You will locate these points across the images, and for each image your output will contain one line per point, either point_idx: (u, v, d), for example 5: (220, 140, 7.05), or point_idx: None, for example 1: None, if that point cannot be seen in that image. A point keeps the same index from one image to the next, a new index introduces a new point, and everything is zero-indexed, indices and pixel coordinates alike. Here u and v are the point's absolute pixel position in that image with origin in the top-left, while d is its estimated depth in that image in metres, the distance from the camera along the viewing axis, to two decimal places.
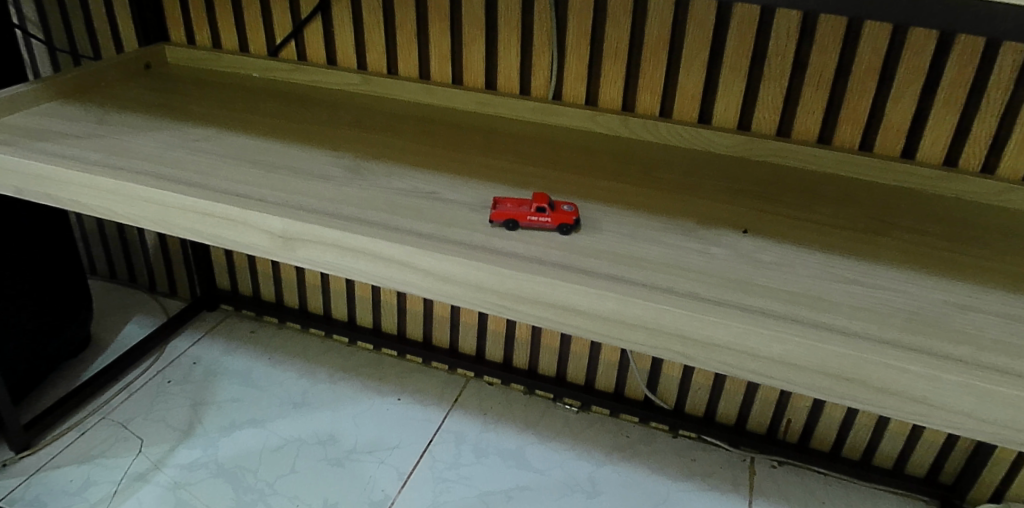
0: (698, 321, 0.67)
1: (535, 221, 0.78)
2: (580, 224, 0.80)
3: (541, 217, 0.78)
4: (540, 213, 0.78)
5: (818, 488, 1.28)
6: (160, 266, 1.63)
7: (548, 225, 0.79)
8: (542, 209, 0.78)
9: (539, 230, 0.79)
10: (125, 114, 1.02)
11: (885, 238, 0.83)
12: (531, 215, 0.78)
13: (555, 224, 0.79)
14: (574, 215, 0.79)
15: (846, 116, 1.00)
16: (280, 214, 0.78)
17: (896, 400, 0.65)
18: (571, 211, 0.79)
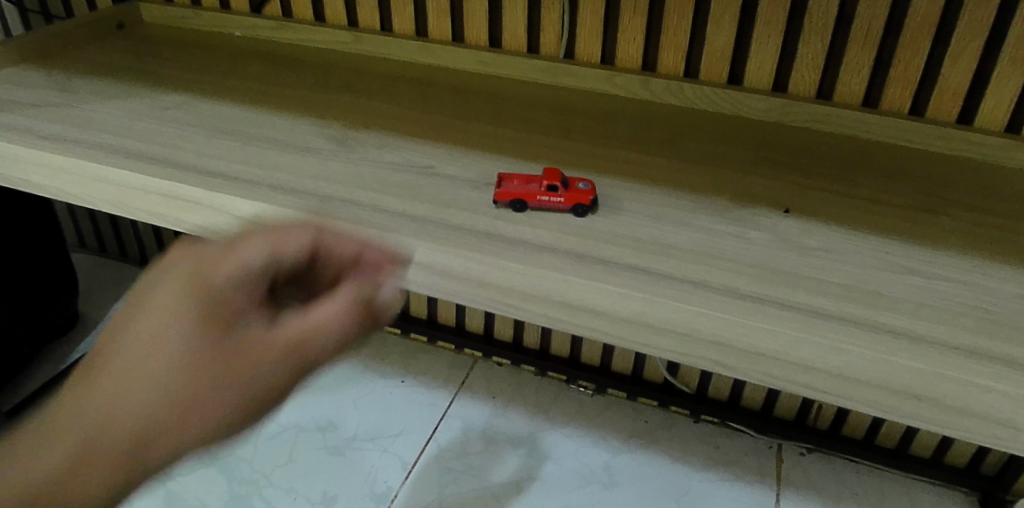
0: (740, 328, 0.58)
1: (546, 201, 0.68)
2: (597, 203, 0.70)
3: (553, 196, 0.68)
4: (551, 193, 0.68)
5: (851, 479, 1.19)
6: (150, 240, 1.55)
7: (561, 206, 0.68)
8: (553, 187, 0.68)
9: (552, 209, 0.69)
10: (90, 79, 0.92)
11: (947, 218, 0.71)
12: (541, 194, 0.68)
13: (569, 205, 0.68)
14: (592, 194, 0.69)
15: (896, 75, 0.88)
16: (250, 197, 0.68)
17: (976, 422, 0.56)
18: (587, 189, 0.69)
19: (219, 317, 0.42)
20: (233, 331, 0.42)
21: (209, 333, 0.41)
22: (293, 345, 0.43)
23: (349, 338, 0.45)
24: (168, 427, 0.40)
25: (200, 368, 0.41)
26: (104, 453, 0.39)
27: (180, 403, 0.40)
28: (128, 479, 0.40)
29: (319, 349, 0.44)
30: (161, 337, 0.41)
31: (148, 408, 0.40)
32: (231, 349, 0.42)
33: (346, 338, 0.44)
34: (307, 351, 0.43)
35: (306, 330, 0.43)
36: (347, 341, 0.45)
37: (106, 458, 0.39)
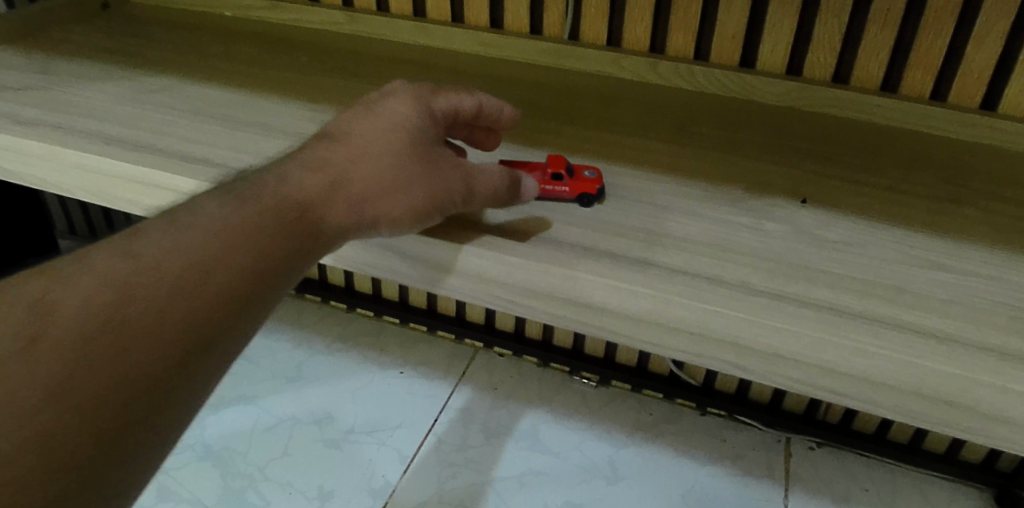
0: (758, 328, 0.55)
1: (550, 191, 0.65)
2: (605, 191, 0.67)
3: (558, 185, 0.65)
4: (556, 182, 0.65)
5: (862, 474, 1.16)
6: None
7: (566, 196, 0.65)
8: (559, 176, 0.65)
9: (557, 198, 0.66)
10: (71, 61, 0.88)
11: (974, 209, 0.68)
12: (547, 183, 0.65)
13: (574, 195, 0.65)
14: (599, 184, 0.65)
15: (917, 60, 0.82)
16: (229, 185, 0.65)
17: (1008, 429, 0.53)
18: (595, 178, 0.66)
19: (424, 137, 0.58)
20: (434, 148, 0.58)
21: (420, 143, 0.57)
22: (470, 174, 0.59)
23: (510, 195, 0.61)
24: (379, 195, 0.55)
25: (409, 159, 0.56)
26: (174, 298, 0.45)
27: (386, 185, 0.55)
28: (329, 229, 0.54)
29: (488, 190, 0.60)
30: (391, 136, 0.56)
31: (376, 165, 0.55)
32: (431, 159, 0.57)
33: (511, 189, 0.61)
34: (480, 182, 0.59)
35: (481, 171, 0.60)
36: (506, 194, 0.61)
37: (304, 223, 0.52)
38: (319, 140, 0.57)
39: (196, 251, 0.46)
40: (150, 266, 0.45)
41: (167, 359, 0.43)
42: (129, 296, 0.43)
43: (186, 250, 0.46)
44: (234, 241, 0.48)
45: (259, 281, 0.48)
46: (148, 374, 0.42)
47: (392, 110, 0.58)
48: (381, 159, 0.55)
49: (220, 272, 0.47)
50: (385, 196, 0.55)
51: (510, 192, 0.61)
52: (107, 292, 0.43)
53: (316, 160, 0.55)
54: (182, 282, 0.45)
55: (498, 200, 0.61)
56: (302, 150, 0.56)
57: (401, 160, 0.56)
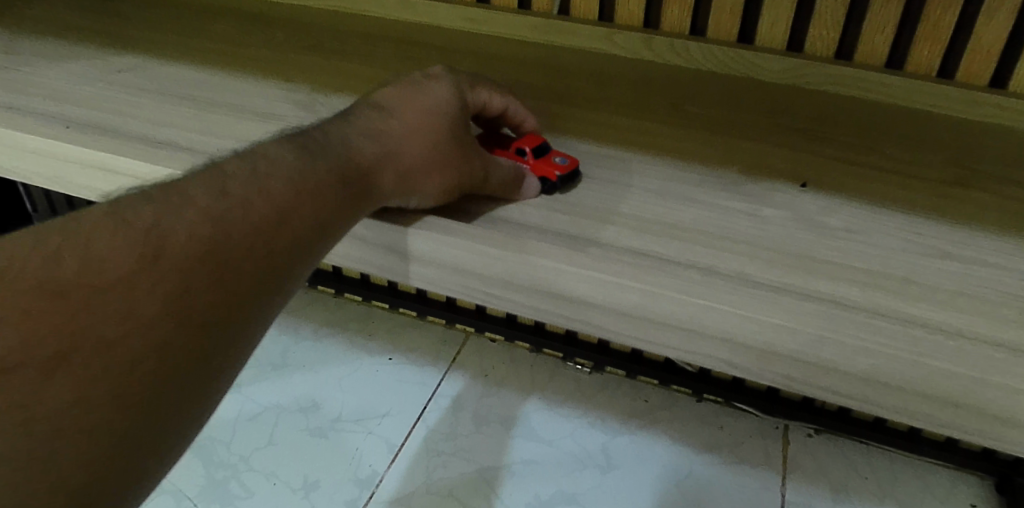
0: (753, 324, 0.51)
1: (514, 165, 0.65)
2: (575, 179, 0.64)
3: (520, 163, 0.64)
4: (519, 158, 0.64)
5: (860, 462, 1.13)
6: None
7: None
8: (522, 152, 0.64)
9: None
10: (35, 40, 0.84)
11: (983, 194, 0.64)
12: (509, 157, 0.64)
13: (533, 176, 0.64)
14: (561, 171, 0.62)
15: (924, 34, 0.77)
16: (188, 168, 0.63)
17: (1020, 432, 0.50)
18: (561, 164, 0.63)
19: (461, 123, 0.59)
20: (469, 136, 0.59)
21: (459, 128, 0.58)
22: (492, 164, 0.60)
23: (522, 195, 0.62)
24: (412, 172, 0.56)
25: (446, 141, 0.57)
26: (247, 255, 0.45)
27: (425, 164, 0.56)
28: (374, 199, 0.55)
29: (505, 185, 0.60)
30: (437, 118, 0.57)
31: (425, 144, 0.56)
32: (464, 146, 0.58)
33: (525, 187, 0.62)
34: (500, 175, 0.60)
35: (504, 164, 0.61)
36: (521, 191, 0.62)
37: (347, 194, 0.52)
38: (366, 108, 0.58)
39: (254, 213, 0.47)
40: (222, 220, 0.45)
41: (230, 308, 0.44)
42: (196, 247, 0.43)
43: (247, 210, 0.47)
44: (295, 202, 0.49)
45: (301, 254, 0.49)
46: (203, 337, 0.42)
47: (436, 91, 0.59)
48: (423, 138, 0.56)
49: (273, 241, 0.47)
50: (417, 174, 0.56)
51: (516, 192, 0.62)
52: (187, 242, 0.43)
53: (362, 130, 0.56)
54: (242, 244, 0.45)
55: (511, 197, 0.62)
56: (349, 115, 0.57)
57: (440, 142, 0.57)
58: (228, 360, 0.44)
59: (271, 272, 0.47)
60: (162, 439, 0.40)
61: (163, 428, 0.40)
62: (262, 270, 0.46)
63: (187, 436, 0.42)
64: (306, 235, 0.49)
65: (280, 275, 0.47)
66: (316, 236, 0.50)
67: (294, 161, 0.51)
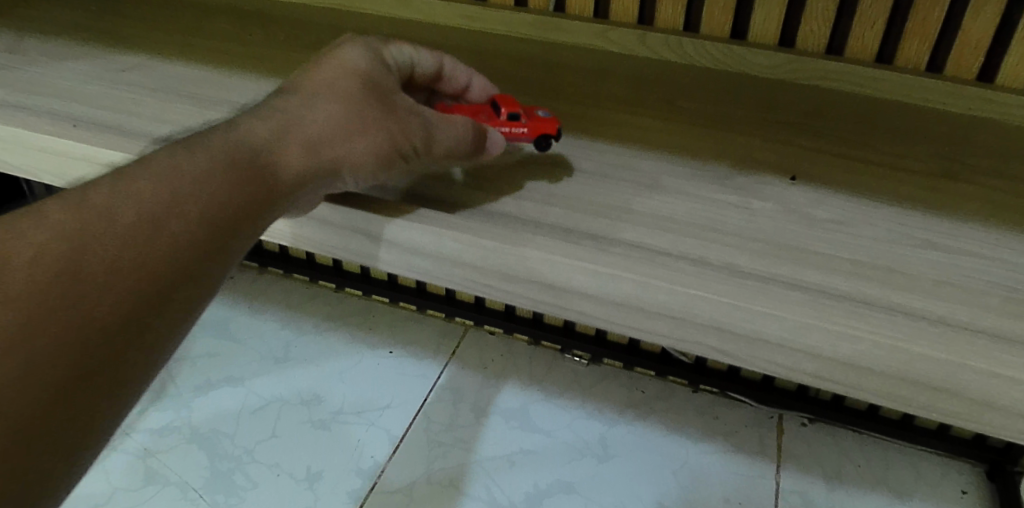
0: (741, 313, 0.53)
1: (512, 133, 0.65)
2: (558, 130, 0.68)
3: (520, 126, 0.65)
4: (517, 125, 0.65)
5: (854, 450, 1.15)
6: None
7: (525, 137, 0.66)
8: (517, 118, 0.65)
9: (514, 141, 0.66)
10: (40, 40, 0.86)
11: (967, 186, 0.66)
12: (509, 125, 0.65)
13: (533, 136, 0.66)
14: (554, 123, 0.66)
15: (912, 29, 0.79)
16: None
17: (999, 415, 0.51)
18: (548, 117, 0.66)
19: (381, 86, 0.59)
20: (393, 96, 0.58)
21: (376, 91, 0.58)
22: (429, 120, 0.59)
23: (477, 147, 0.61)
24: (323, 144, 0.54)
25: (355, 117, 0.55)
26: (116, 271, 0.42)
27: (351, 130, 0.55)
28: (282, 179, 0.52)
29: (451, 140, 0.59)
30: (351, 83, 0.57)
31: (332, 115, 0.55)
32: (389, 107, 0.57)
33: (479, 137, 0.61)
34: (445, 129, 0.59)
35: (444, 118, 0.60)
36: (474, 142, 0.61)
37: (244, 175, 0.50)
38: (277, 94, 0.57)
39: (120, 224, 0.44)
40: (78, 238, 0.42)
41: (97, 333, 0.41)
42: (50, 269, 0.41)
43: (111, 222, 0.43)
44: (174, 205, 0.46)
45: (187, 259, 0.45)
46: (66, 367, 0.40)
47: (347, 60, 0.59)
48: (342, 104, 0.56)
49: (149, 249, 0.44)
50: (348, 141, 0.55)
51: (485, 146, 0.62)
52: (34, 268, 0.40)
53: (267, 112, 0.54)
54: (105, 260, 0.42)
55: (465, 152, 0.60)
56: (259, 104, 0.56)
57: (361, 106, 0.56)
58: (136, 360, 0.43)
59: (177, 267, 0.45)
60: (65, 450, 0.40)
61: (35, 471, 0.38)
62: (162, 266, 0.44)
63: (77, 467, 0.41)
64: (217, 226, 0.47)
65: (168, 280, 0.44)
66: (206, 237, 0.46)
67: (194, 153, 0.49)
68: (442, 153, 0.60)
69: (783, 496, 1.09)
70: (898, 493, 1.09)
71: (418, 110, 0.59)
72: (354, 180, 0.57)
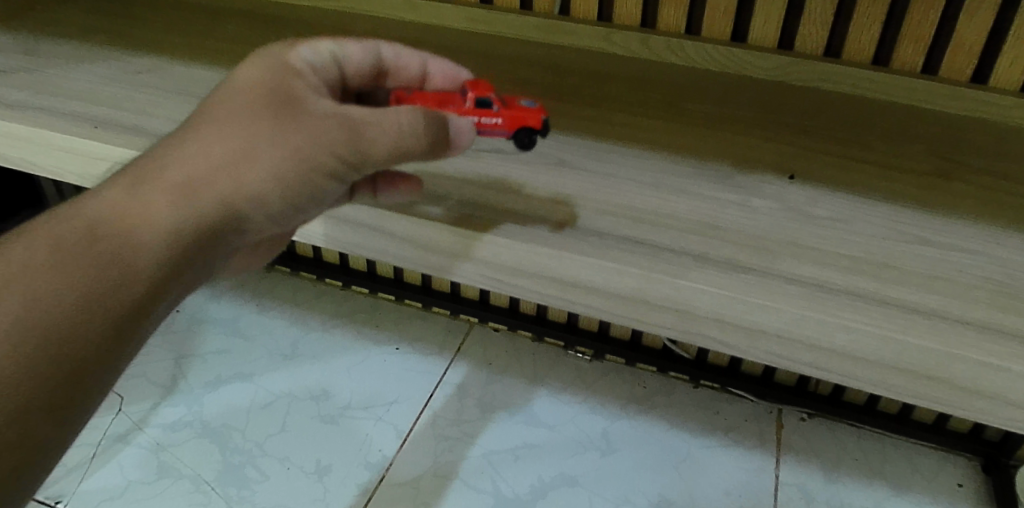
0: (742, 306, 0.56)
1: (490, 126, 0.62)
2: (545, 126, 0.65)
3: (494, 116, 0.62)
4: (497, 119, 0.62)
5: (852, 443, 1.17)
6: None
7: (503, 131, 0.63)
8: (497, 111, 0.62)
9: (491, 135, 0.64)
10: (57, 43, 0.88)
11: (960, 184, 0.68)
12: (482, 114, 0.62)
13: (511, 129, 0.63)
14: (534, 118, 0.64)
15: (908, 32, 0.81)
16: None
17: (985, 402, 0.55)
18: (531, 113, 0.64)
19: (283, 98, 0.54)
20: (299, 105, 0.54)
21: (277, 106, 0.54)
22: (350, 121, 0.54)
23: (428, 136, 0.55)
24: (203, 185, 0.52)
25: (240, 150, 0.52)
26: None
27: (246, 160, 0.52)
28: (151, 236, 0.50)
29: (380, 138, 0.54)
30: (247, 105, 0.54)
31: (213, 152, 0.52)
32: (291, 120, 0.53)
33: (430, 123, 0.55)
34: (371, 126, 0.54)
35: (369, 113, 0.54)
36: (419, 132, 0.54)
37: (95, 250, 0.48)
38: (179, 131, 0.55)
39: None
40: None
41: None
42: None
43: None
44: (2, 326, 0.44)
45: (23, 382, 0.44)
46: None
47: (245, 78, 0.56)
48: (231, 133, 0.53)
49: None
50: (239, 171, 0.52)
51: (451, 138, 0.57)
52: None
53: (153, 161, 0.53)
54: None
55: (412, 145, 0.54)
56: (158, 146, 0.54)
57: (256, 129, 0.53)
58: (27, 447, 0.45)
59: (39, 336, 0.45)
60: None
61: None
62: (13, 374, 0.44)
63: None
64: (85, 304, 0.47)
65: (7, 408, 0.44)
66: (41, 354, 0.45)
67: (56, 234, 0.48)
68: (387, 154, 0.54)
69: (782, 488, 1.11)
70: (895, 486, 1.12)
71: (337, 112, 0.54)
72: (264, 209, 0.54)
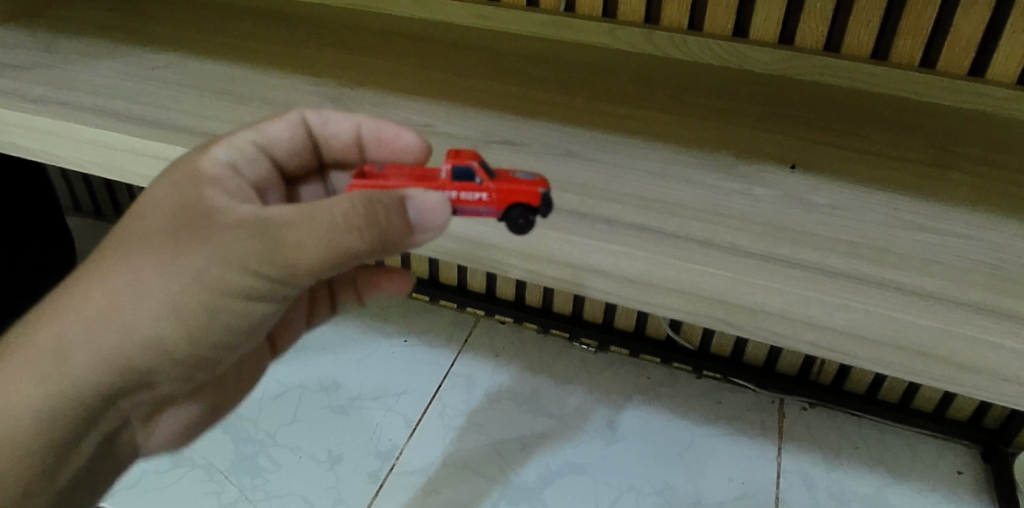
0: (746, 287, 0.58)
1: (474, 205, 0.55)
2: (546, 201, 0.57)
3: (478, 190, 0.55)
4: (480, 196, 0.55)
5: (852, 432, 1.20)
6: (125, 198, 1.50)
7: (492, 209, 0.56)
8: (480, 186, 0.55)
9: (478, 213, 0.56)
10: (74, 40, 0.90)
11: (956, 173, 0.70)
12: (463, 188, 0.55)
13: (502, 208, 0.56)
14: (527, 192, 0.56)
15: (906, 27, 0.83)
16: None
17: (979, 378, 0.57)
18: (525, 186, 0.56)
19: (193, 213, 0.53)
20: (208, 217, 0.53)
21: (180, 224, 0.53)
22: (270, 230, 0.51)
23: (369, 230, 0.50)
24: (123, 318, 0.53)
25: (155, 280, 0.53)
26: None
27: (156, 289, 0.53)
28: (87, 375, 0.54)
29: (304, 244, 0.50)
30: (151, 229, 0.54)
31: (129, 284, 0.53)
32: (202, 239, 0.52)
33: (371, 217, 0.50)
34: (289, 233, 0.50)
35: (288, 218, 0.51)
36: (356, 227, 0.50)
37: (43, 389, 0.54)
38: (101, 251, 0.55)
39: None
40: None
41: None
42: None
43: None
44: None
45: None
46: None
47: (155, 189, 0.55)
48: (142, 264, 0.53)
49: None
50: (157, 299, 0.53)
51: (417, 221, 0.52)
52: None
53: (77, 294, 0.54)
54: None
55: (347, 244, 0.50)
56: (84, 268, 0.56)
57: (157, 258, 0.53)
58: None
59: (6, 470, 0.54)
60: None
61: None
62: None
63: None
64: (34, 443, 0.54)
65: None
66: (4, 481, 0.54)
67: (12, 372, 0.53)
68: (316, 259, 0.51)
69: (784, 475, 1.13)
70: (896, 474, 1.13)
71: (249, 220, 0.52)
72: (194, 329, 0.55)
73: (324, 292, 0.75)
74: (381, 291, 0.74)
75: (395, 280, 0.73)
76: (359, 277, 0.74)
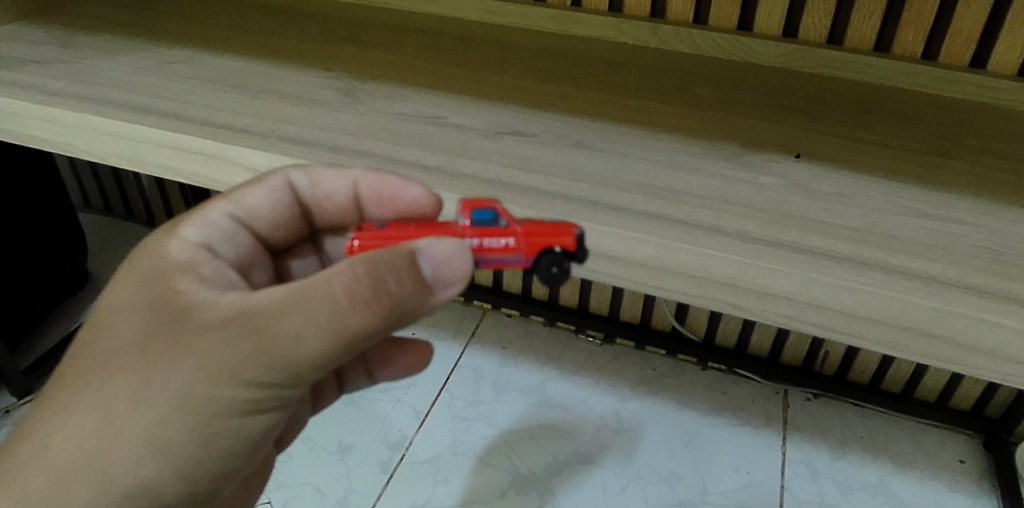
0: (753, 270, 0.60)
1: (499, 252, 0.53)
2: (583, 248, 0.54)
3: (503, 236, 0.53)
4: (505, 242, 0.53)
5: (856, 422, 1.21)
6: (136, 192, 1.52)
7: (520, 257, 0.53)
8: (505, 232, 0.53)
9: (505, 261, 0.53)
10: (90, 35, 0.92)
11: (958, 161, 0.71)
12: (486, 234, 0.53)
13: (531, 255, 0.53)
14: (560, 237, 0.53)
15: (908, 20, 0.85)
16: (260, 147, 0.72)
17: (981, 357, 0.59)
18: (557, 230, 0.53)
19: (171, 316, 0.53)
20: (186, 315, 0.53)
21: (157, 330, 0.53)
22: (260, 325, 0.51)
23: (375, 302, 0.50)
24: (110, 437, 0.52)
25: (138, 392, 0.52)
26: None
27: (140, 401, 0.52)
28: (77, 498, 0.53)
29: (301, 333, 0.50)
30: (128, 348, 0.53)
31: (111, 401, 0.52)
32: (182, 342, 0.52)
33: (376, 285, 0.50)
34: (279, 322, 0.50)
35: (277, 306, 0.50)
36: (359, 300, 0.49)
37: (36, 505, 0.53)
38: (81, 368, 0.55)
39: None
40: None
41: None
42: None
43: None
44: None
45: None
46: None
47: (128, 292, 0.56)
48: (123, 378, 0.52)
49: None
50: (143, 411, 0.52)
51: (433, 276, 0.51)
52: None
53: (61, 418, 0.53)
54: None
55: (351, 323, 0.50)
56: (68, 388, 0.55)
57: (138, 369, 0.52)
58: None
59: None
60: None
61: None
62: None
63: None
64: None
65: None
66: None
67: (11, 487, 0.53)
68: (320, 345, 0.50)
69: (789, 464, 1.15)
70: (900, 464, 1.15)
71: (233, 315, 0.52)
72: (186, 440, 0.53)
73: (331, 374, 0.74)
74: (395, 367, 0.76)
75: (412, 353, 0.75)
76: (368, 354, 0.75)
